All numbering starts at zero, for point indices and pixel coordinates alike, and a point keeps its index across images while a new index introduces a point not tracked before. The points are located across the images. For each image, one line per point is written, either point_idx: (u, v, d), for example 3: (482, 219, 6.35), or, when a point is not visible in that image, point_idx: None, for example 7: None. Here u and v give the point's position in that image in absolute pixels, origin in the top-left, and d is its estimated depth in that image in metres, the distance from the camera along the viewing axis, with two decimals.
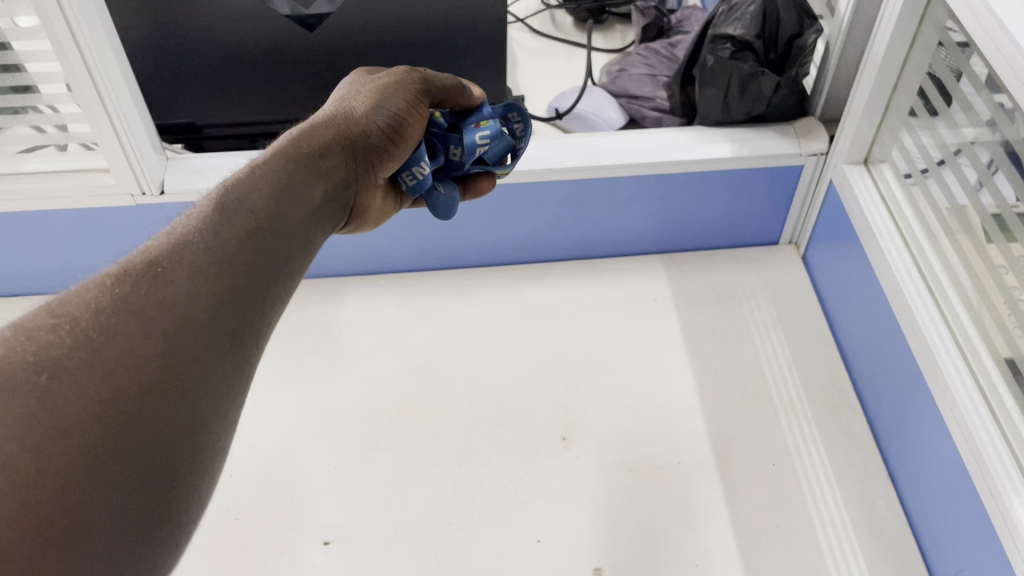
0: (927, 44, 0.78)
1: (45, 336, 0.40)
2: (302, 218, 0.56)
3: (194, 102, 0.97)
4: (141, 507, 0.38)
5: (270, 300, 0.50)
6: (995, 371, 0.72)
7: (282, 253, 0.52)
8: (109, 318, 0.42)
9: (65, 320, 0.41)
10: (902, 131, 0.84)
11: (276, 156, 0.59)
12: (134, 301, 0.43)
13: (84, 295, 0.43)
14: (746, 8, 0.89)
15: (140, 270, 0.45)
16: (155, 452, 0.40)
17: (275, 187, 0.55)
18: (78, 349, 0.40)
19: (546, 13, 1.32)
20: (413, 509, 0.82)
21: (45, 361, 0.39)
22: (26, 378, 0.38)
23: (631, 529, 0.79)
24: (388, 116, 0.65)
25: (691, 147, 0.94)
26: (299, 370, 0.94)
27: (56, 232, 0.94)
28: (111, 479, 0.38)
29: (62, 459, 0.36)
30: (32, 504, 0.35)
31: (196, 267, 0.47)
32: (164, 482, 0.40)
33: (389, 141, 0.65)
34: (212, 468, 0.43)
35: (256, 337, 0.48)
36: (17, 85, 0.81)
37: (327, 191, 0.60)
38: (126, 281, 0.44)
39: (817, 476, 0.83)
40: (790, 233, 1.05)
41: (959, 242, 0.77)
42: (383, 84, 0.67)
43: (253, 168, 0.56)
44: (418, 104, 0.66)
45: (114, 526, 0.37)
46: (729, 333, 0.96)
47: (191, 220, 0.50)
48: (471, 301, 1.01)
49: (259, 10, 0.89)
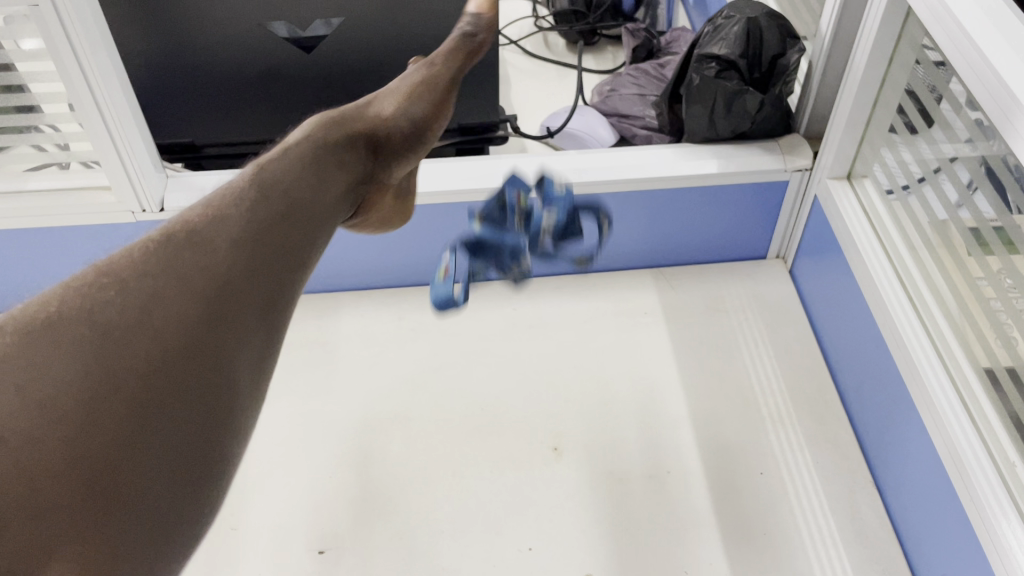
0: (904, 62, 0.80)
1: (96, 296, 0.43)
2: (332, 201, 0.58)
3: (195, 122, 0.99)
4: (180, 469, 0.40)
5: (302, 275, 0.53)
6: (978, 384, 0.73)
7: (314, 232, 0.55)
8: (154, 279, 0.45)
9: (114, 281, 0.44)
10: (883, 147, 0.87)
11: (311, 138, 0.62)
12: (178, 268, 0.46)
13: (130, 260, 0.46)
14: (730, 29, 0.92)
15: (185, 237, 0.48)
16: (196, 416, 0.42)
17: (309, 168, 0.58)
18: (128, 310, 0.43)
19: (539, 35, 1.36)
20: (405, 519, 0.83)
21: (95, 322, 0.42)
22: (80, 332, 0.41)
23: (620, 535, 0.81)
24: (411, 117, 0.72)
25: (679, 163, 0.96)
26: (296, 383, 0.95)
27: (59, 245, 0.96)
28: (153, 440, 0.40)
29: (111, 418, 0.39)
30: (80, 452, 0.37)
31: (236, 236, 0.49)
32: (203, 448, 0.42)
33: (411, 140, 0.71)
34: (244, 431, 0.46)
35: (288, 310, 0.51)
36: (20, 105, 0.83)
37: (354, 178, 0.63)
38: (171, 247, 0.47)
39: (803, 484, 0.85)
40: (778, 247, 1.07)
41: (940, 257, 0.79)
42: (407, 88, 0.74)
43: (286, 151, 0.59)
44: (439, 110, 0.74)
45: (154, 485, 0.39)
46: (718, 345, 0.98)
47: (233, 192, 0.53)
48: (465, 315, 1.02)
49: (255, 32, 0.91)
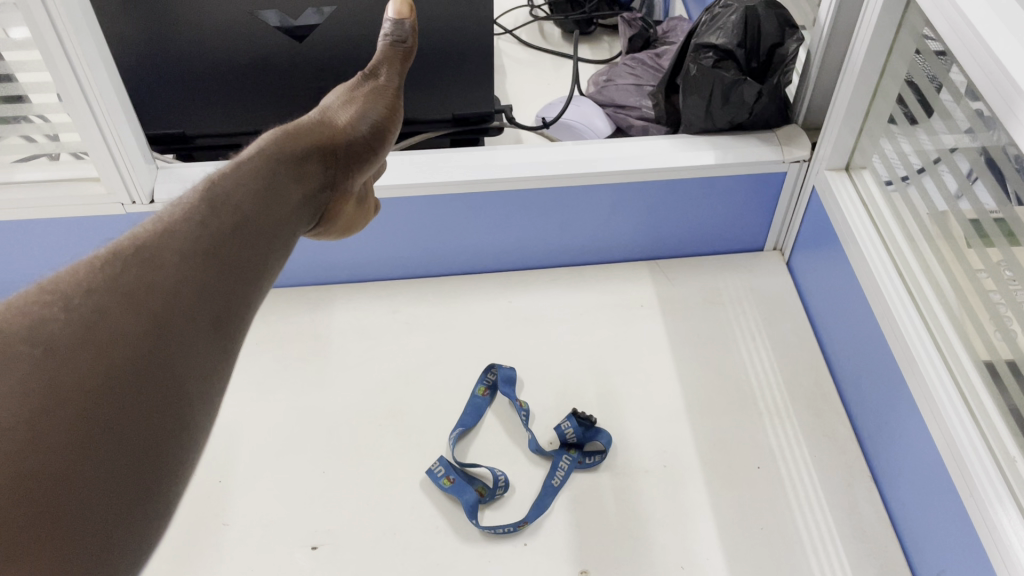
0: (904, 51, 0.79)
1: (40, 312, 0.42)
2: (287, 214, 0.58)
3: (187, 113, 0.98)
4: (125, 483, 0.40)
5: (252, 290, 0.52)
6: (977, 377, 0.72)
7: (262, 250, 0.53)
8: (100, 298, 0.44)
9: (59, 298, 0.43)
10: (882, 138, 0.86)
11: (260, 155, 0.60)
12: (123, 284, 0.45)
13: (73, 277, 0.45)
14: (727, 18, 0.91)
15: (128, 256, 0.47)
16: (140, 428, 0.42)
17: (258, 185, 0.56)
18: (72, 326, 0.42)
19: (535, 24, 1.35)
20: (400, 514, 0.82)
21: (39, 337, 0.41)
22: (23, 350, 0.40)
23: (616, 531, 0.80)
24: (369, 124, 0.70)
25: (676, 154, 0.95)
26: (289, 377, 0.94)
27: (47, 237, 0.95)
28: (94, 453, 0.39)
29: (55, 432, 0.38)
30: (26, 473, 0.37)
31: (184, 255, 0.49)
32: (148, 460, 0.41)
33: (368, 148, 0.70)
34: (195, 443, 0.45)
35: (238, 323, 0.50)
36: (8, 95, 0.81)
37: (308, 193, 0.62)
38: (115, 264, 0.46)
39: (802, 479, 0.84)
40: (775, 239, 1.06)
41: (939, 249, 0.78)
42: (360, 95, 0.72)
43: (238, 167, 0.58)
44: (394, 113, 0.73)
45: (95, 497, 0.39)
46: (715, 338, 0.97)
47: (177, 212, 0.52)
48: (461, 307, 1.02)
49: (247, 20, 0.90)
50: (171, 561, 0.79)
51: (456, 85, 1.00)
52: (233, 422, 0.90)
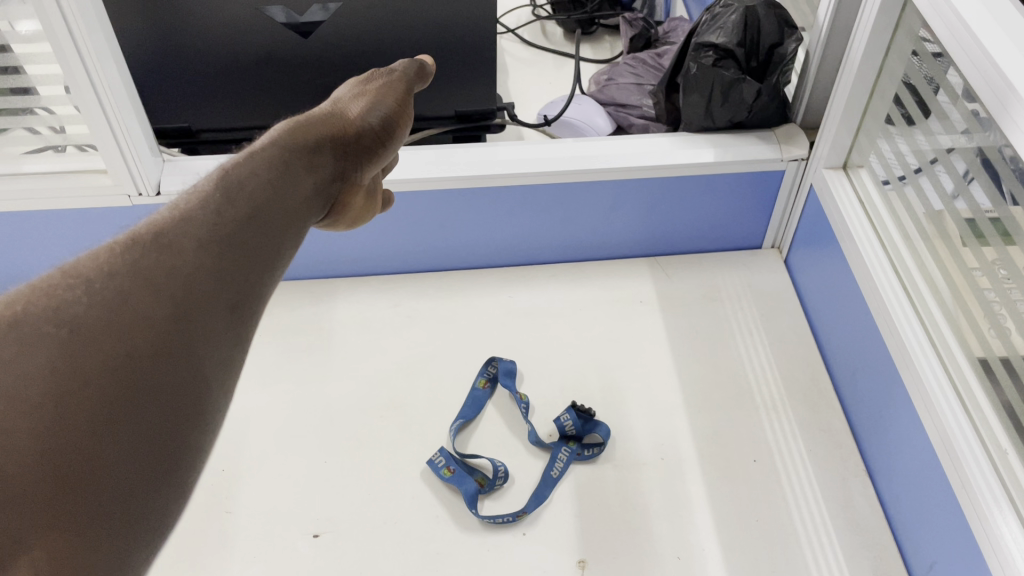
0: (902, 52, 0.80)
1: (63, 294, 0.43)
2: (299, 203, 0.58)
3: (192, 107, 0.99)
4: (147, 459, 0.41)
5: (267, 276, 0.53)
6: (971, 374, 0.73)
7: (276, 237, 0.54)
8: (121, 281, 0.45)
9: (81, 280, 0.44)
10: (879, 137, 0.87)
11: (274, 146, 0.61)
12: (143, 267, 0.46)
13: (96, 260, 0.46)
14: (728, 17, 0.92)
15: (147, 241, 0.48)
16: (161, 407, 0.42)
17: (272, 175, 0.57)
18: (95, 307, 0.43)
19: (537, 24, 1.36)
20: (400, 503, 0.83)
21: (64, 317, 0.42)
22: (49, 330, 0.41)
23: (614, 522, 0.81)
24: (380, 117, 0.72)
25: (676, 152, 0.96)
26: (291, 368, 0.95)
27: (52, 228, 0.95)
28: (118, 431, 0.40)
29: (81, 409, 0.39)
30: (54, 448, 0.37)
31: (201, 242, 0.49)
32: (168, 438, 0.42)
33: (379, 141, 0.71)
34: (212, 424, 0.46)
35: (253, 308, 0.51)
36: (16, 87, 0.82)
37: (320, 183, 0.63)
38: (135, 250, 0.47)
39: (797, 472, 0.85)
40: (773, 237, 1.08)
41: (933, 246, 0.79)
42: (372, 90, 0.74)
43: (252, 157, 0.59)
44: (404, 107, 0.75)
45: (119, 473, 0.39)
46: (713, 334, 0.98)
47: (193, 200, 0.53)
48: (461, 302, 1.03)
49: (252, 16, 0.91)
50: (174, 548, 0.80)
51: (458, 82, 1.01)
52: (236, 412, 0.91)
